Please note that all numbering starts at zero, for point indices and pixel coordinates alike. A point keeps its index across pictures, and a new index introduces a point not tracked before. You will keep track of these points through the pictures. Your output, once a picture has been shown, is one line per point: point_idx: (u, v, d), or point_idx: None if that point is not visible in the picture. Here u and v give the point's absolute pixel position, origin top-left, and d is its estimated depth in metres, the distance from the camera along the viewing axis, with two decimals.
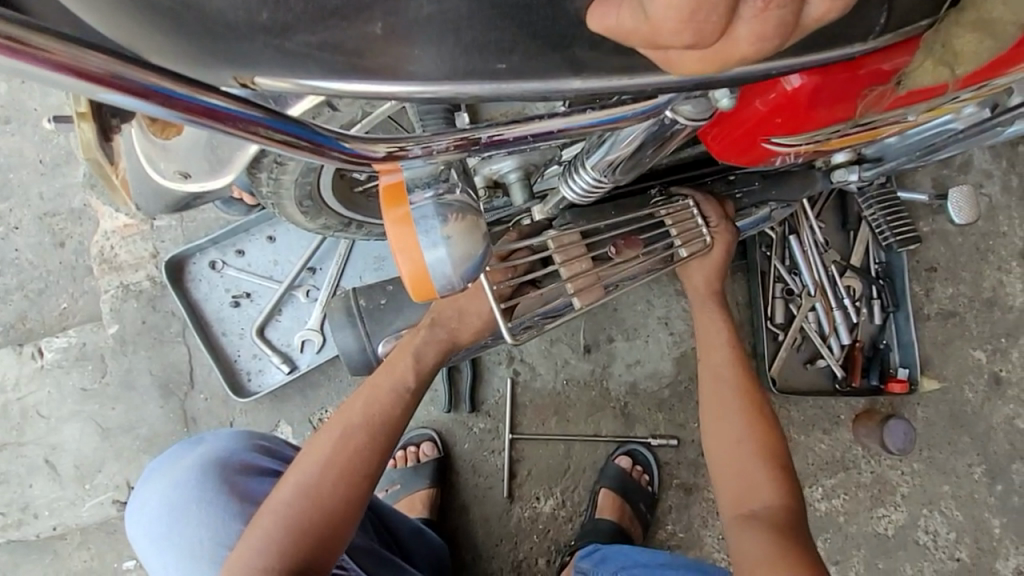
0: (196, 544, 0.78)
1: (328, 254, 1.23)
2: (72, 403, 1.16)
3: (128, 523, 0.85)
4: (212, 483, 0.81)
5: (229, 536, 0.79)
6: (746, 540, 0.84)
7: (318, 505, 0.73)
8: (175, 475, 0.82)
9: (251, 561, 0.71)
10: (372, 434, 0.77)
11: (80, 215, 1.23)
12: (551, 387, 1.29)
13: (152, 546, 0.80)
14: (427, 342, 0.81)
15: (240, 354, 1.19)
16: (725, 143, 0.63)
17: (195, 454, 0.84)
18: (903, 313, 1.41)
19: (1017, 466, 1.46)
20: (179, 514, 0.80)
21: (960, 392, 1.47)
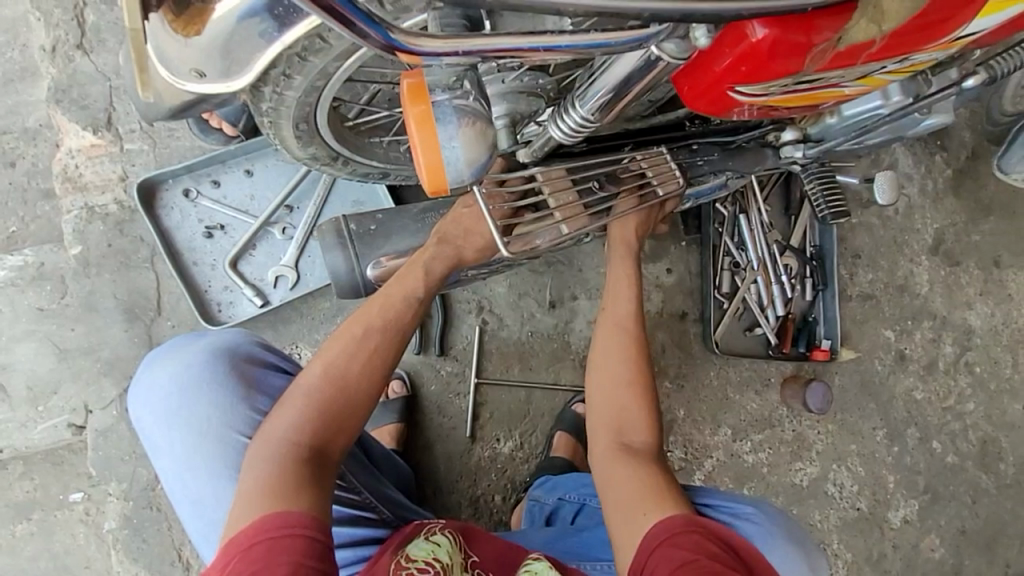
0: (205, 424, 0.82)
1: (307, 192, 1.24)
2: (27, 322, 1.12)
3: (130, 401, 0.87)
4: (224, 369, 0.84)
5: (238, 420, 0.83)
6: (616, 474, 0.91)
7: (338, 392, 0.81)
8: (185, 357, 0.85)
9: (272, 439, 0.77)
10: (388, 337, 0.85)
11: (37, 134, 1.18)
12: (516, 337, 1.36)
13: (159, 422, 0.83)
14: (438, 257, 0.89)
15: (211, 284, 1.19)
16: (696, 92, 0.66)
17: (208, 341, 0.86)
18: (830, 291, 1.59)
19: (912, 431, 1.68)
20: (189, 394, 0.83)
21: (871, 364, 1.68)
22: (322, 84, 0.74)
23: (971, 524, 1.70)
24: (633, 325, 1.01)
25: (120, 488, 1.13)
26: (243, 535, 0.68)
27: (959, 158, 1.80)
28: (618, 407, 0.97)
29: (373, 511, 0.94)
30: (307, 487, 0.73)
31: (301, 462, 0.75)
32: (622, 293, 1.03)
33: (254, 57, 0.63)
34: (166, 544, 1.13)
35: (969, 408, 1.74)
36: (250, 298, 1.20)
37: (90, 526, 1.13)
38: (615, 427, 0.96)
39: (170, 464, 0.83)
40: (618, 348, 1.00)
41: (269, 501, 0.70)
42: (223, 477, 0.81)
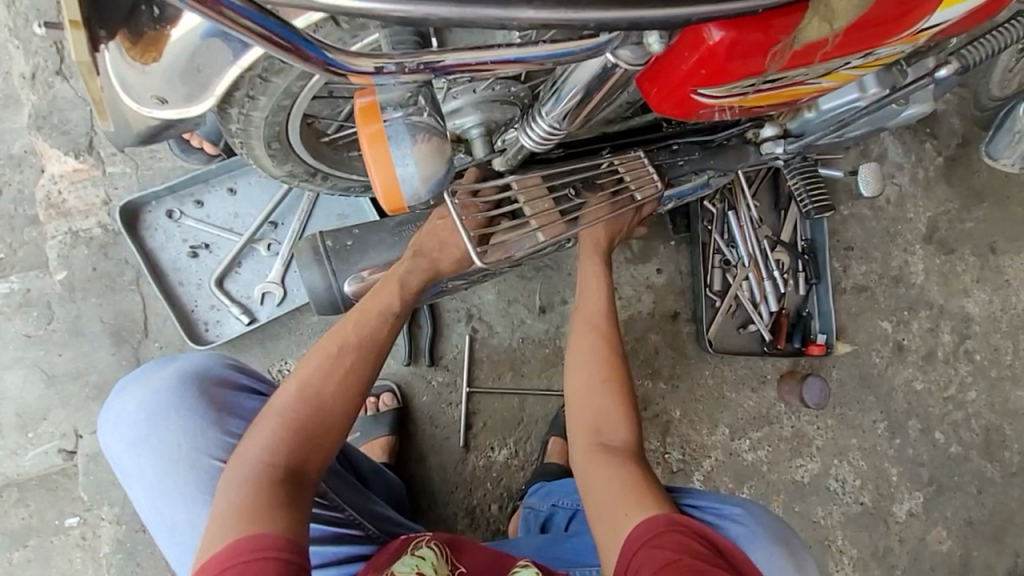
0: (176, 450, 0.80)
1: (291, 208, 1.25)
2: (14, 350, 1.12)
3: (101, 430, 0.85)
4: (194, 392, 0.82)
5: (212, 446, 0.81)
6: (596, 475, 0.90)
7: (313, 410, 0.80)
8: (154, 383, 0.83)
9: (247, 460, 0.76)
10: (363, 353, 0.84)
11: (20, 162, 1.18)
12: (507, 344, 1.36)
13: (130, 450, 0.81)
14: (411, 269, 0.89)
15: (197, 304, 1.19)
16: (661, 96, 0.66)
17: (176, 365, 0.84)
18: (823, 285, 1.57)
19: (913, 422, 1.67)
20: (159, 419, 0.81)
21: (869, 356, 1.66)
22: (289, 103, 0.74)
23: (978, 514, 1.67)
24: (603, 320, 1.00)
25: (113, 512, 1.12)
26: (217, 560, 0.67)
27: (949, 145, 1.79)
28: (596, 405, 0.96)
29: (358, 527, 0.92)
30: (282, 508, 0.72)
31: (276, 483, 0.74)
32: (593, 290, 1.02)
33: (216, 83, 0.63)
34: (160, 566, 1.12)
35: (970, 397, 1.72)
36: (237, 317, 1.20)
37: (90, 552, 1.12)
38: (592, 428, 0.95)
39: (143, 492, 0.81)
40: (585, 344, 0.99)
41: (243, 525, 0.70)
42: (197, 504, 0.79)
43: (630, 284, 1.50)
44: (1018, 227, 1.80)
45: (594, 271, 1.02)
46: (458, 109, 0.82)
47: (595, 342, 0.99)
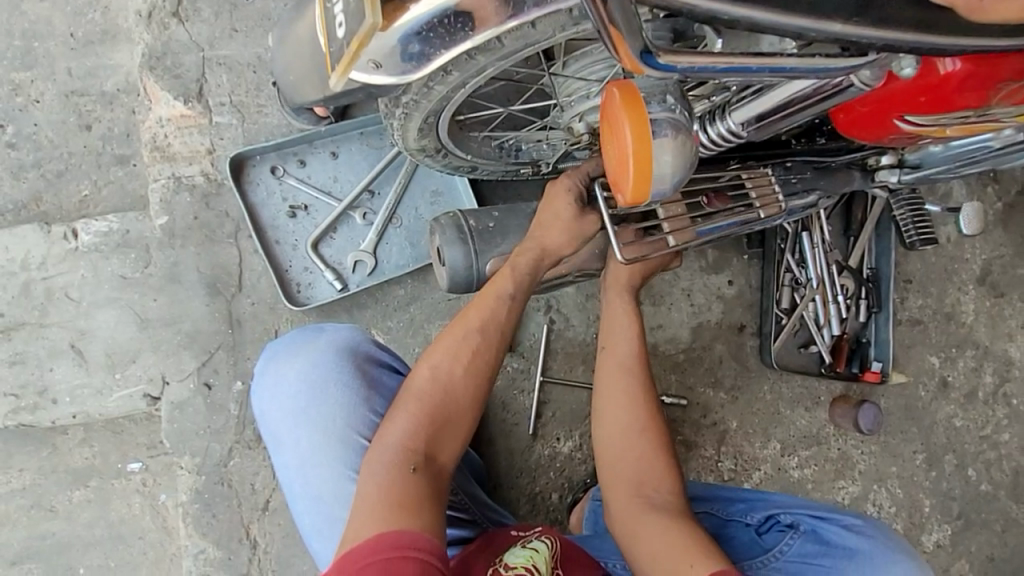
0: (331, 423, 0.88)
1: (391, 179, 1.23)
2: (109, 289, 1.13)
3: (254, 395, 0.92)
4: (348, 369, 0.90)
5: (360, 423, 0.89)
6: (643, 529, 0.88)
7: (447, 398, 0.82)
8: (313, 356, 0.90)
9: (390, 442, 0.79)
10: (488, 342, 0.85)
11: (112, 99, 1.18)
12: (582, 337, 1.37)
13: (286, 417, 0.89)
14: (521, 253, 0.88)
15: (292, 264, 1.18)
16: (863, 115, 0.75)
17: (332, 343, 0.91)
18: (884, 314, 1.59)
19: (949, 457, 1.71)
20: (317, 392, 0.89)
21: (916, 389, 1.70)
22: (473, 80, 0.78)
23: (1000, 552, 1.72)
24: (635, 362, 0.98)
25: (193, 462, 1.14)
26: (361, 549, 0.69)
27: (1011, 191, 1.81)
28: (636, 460, 0.96)
29: (465, 512, 0.98)
30: (420, 499, 0.74)
31: (412, 471, 0.77)
32: (622, 332, 1.00)
33: (433, 56, 0.66)
34: (234, 520, 1.14)
35: (1005, 438, 1.76)
36: (330, 282, 1.19)
37: (145, 497, 1.15)
38: (636, 482, 0.94)
39: (294, 459, 0.88)
40: (621, 391, 0.98)
41: (390, 515, 0.72)
42: (344, 474, 0.87)
43: (702, 294, 1.53)
44: None
45: (624, 310, 1.00)
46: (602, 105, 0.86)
47: (627, 389, 0.98)
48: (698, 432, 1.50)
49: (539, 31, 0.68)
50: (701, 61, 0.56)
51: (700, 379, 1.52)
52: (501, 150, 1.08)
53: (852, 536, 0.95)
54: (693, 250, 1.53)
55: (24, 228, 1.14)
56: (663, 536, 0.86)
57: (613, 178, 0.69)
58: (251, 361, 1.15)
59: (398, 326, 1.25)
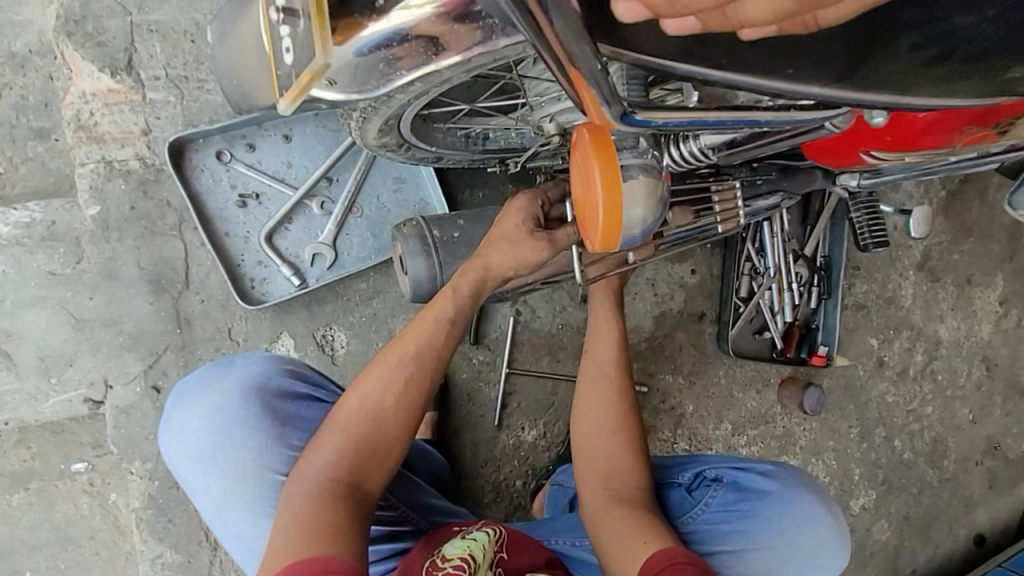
0: (242, 468, 0.82)
1: (350, 165, 1.15)
2: (37, 287, 1.03)
3: (163, 439, 0.86)
4: (256, 409, 0.83)
5: (277, 462, 0.83)
6: (609, 523, 0.89)
7: (376, 429, 0.76)
8: (214, 399, 0.83)
9: (312, 475, 0.73)
10: (421, 366, 0.79)
11: (23, 65, 1.04)
12: (547, 329, 1.37)
13: (195, 465, 0.83)
14: (463, 272, 0.80)
15: (244, 258, 1.10)
16: (830, 148, 0.81)
17: (233, 382, 0.84)
18: (832, 301, 1.66)
19: (879, 430, 1.85)
20: (223, 438, 0.82)
21: (856, 369, 1.81)
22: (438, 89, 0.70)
23: (915, 511, 1.92)
24: (617, 367, 0.98)
25: (145, 467, 1.09)
26: None
27: (953, 180, 1.90)
28: (610, 454, 0.97)
29: (411, 524, 0.94)
30: (345, 531, 0.69)
31: (338, 502, 0.71)
32: (604, 332, 0.98)
33: (396, 77, 0.61)
34: (194, 523, 1.11)
35: (927, 411, 1.91)
36: (286, 277, 1.12)
37: (93, 498, 1.10)
38: (607, 473, 0.96)
39: (209, 505, 0.83)
40: (606, 392, 0.98)
41: (302, 555, 0.65)
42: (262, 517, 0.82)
43: (666, 283, 1.56)
44: (994, 262, 1.97)
45: (607, 313, 0.98)
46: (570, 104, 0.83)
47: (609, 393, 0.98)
48: (656, 417, 1.56)
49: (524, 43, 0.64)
50: (672, 118, 0.60)
51: (659, 365, 1.57)
52: (466, 138, 1.01)
53: (767, 480, 0.99)
54: None
55: None
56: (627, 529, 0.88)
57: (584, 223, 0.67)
58: (204, 362, 1.09)
59: (360, 321, 1.21)
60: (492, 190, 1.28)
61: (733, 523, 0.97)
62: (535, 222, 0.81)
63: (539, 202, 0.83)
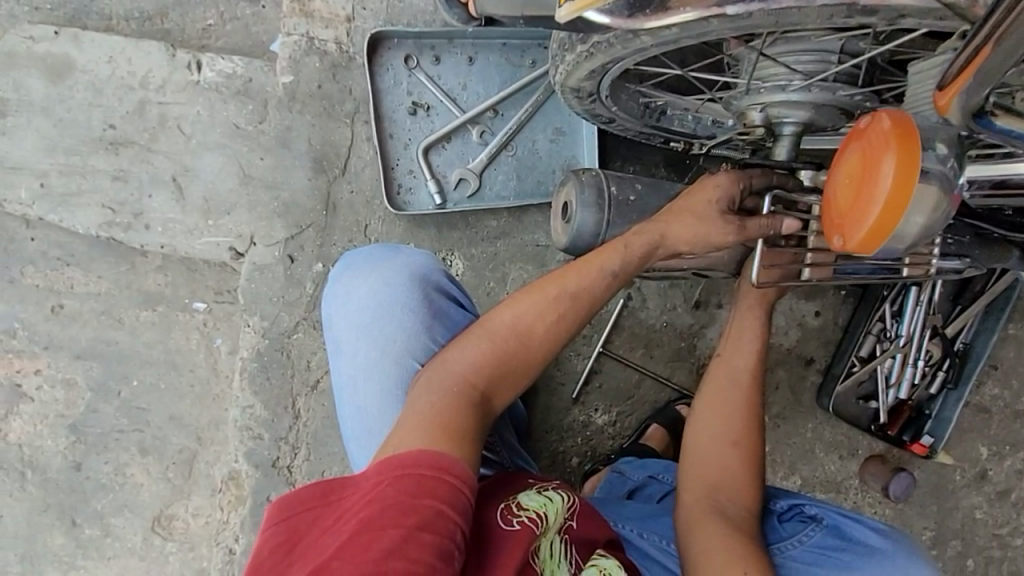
0: (389, 345, 0.85)
1: (519, 104, 1.15)
2: (221, 134, 1.11)
3: (325, 300, 0.92)
4: (418, 295, 0.87)
5: (418, 350, 0.85)
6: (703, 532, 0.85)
7: (519, 348, 0.76)
8: (387, 275, 0.88)
9: (451, 370, 0.74)
10: (576, 307, 0.77)
11: None
12: (651, 322, 1.34)
13: (350, 329, 0.88)
14: (639, 233, 0.79)
15: (399, 164, 1.13)
16: None
17: (408, 266, 0.89)
18: (956, 392, 1.51)
19: (954, 542, 1.64)
20: (384, 313, 0.86)
21: (951, 472, 1.63)
22: (688, 40, 0.68)
23: None
24: (747, 381, 0.94)
25: (260, 324, 1.17)
26: (395, 457, 0.63)
27: None
28: (719, 467, 0.92)
29: (494, 453, 0.97)
30: (470, 430, 0.69)
31: (469, 403, 0.72)
32: (743, 342, 0.94)
33: (677, 10, 0.60)
34: (284, 389, 1.19)
35: (1017, 543, 1.65)
36: (430, 193, 1.14)
37: (202, 337, 1.23)
38: (710, 484, 0.92)
39: (347, 369, 0.88)
40: (728, 401, 0.94)
41: (433, 437, 0.65)
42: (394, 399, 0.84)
43: (784, 317, 1.50)
44: None
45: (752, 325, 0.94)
46: (791, 96, 0.78)
47: (731, 404, 0.95)
48: None
49: (802, 13, 0.59)
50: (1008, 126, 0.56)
51: None
52: (645, 108, 1.00)
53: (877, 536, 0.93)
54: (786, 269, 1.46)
55: (150, 45, 1.13)
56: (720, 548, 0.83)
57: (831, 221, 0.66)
58: (336, 248, 1.14)
59: (481, 256, 1.22)
60: (644, 168, 1.24)
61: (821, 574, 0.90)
62: (729, 206, 0.79)
63: (741, 185, 0.79)
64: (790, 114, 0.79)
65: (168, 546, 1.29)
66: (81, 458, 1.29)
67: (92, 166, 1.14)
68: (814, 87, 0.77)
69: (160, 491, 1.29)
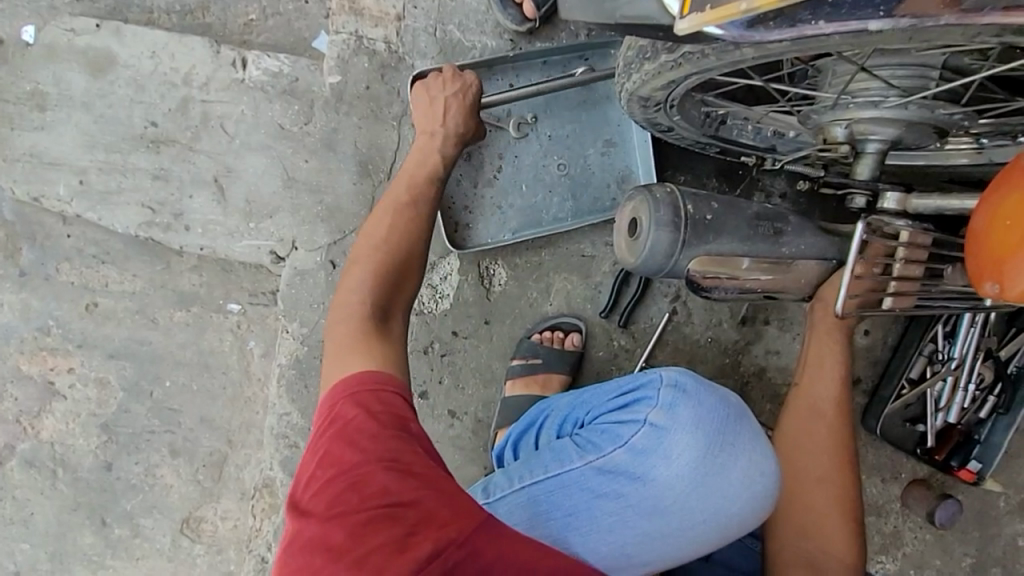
0: (685, 497, 0.72)
1: (579, 121, 1.13)
2: (265, 135, 1.08)
3: (631, 413, 0.77)
4: (721, 449, 0.73)
5: (710, 509, 0.73)
6: None
7: (393, 255, 0.88)
8: (703, 407, 0.74)
9: (351, 298, 0.84)
10: (414, 211, 0.93)
11: None
12: (696, 337, 1.29)
13: (639, 445, 0.74)
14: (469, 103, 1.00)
15: (456, 203, 1.12)
16: None
17: (722, 406, 0.75)
18: (1007, 419, 1.44)
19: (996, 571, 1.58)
20: (702, 464, 0.72)
21: (997, 498, 1.57)
22: (793, 53, 0.63)
23: None
24: (835, 413, 0.83)
25: (299, 331, 1.14)
26: (333, 393, 0.74)
27: None
28: (812, 510, 0.81)
29: None
30: (373, 343, 0.79)
31: (365, 320, 0.82)
32: (827, 373, 0.84)
33: (808, 25, 0.55)
34: (322, 397, 1.16)
35: None
36: (491, 227, 1.14)
37: (236, 339, 1.26)
38: (800, 528, 0.81)
39: (598, 479, 0.74)
40: (817, 436, 0.84)
41: (357, 362, 0.76)
42: (596, 496, 0.73)
43: None
44: None
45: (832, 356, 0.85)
46: (882, 115, 0.74)
47: (820, 442, 0.83)
48: None
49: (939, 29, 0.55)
50: None
51: None
52: (706, 117, 0.96)
53: None
54: None
55: (193, 41, 1.10)
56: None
57: (978, 268, 0.66)
58: None
59: (524, 265, 1.21)
60: (696, 178, 1.19)
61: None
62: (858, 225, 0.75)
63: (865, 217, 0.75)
64: (878, 131, 0.76)
65: (197, 549, 1.29)
66: (112, 458, 1.28)
67: (132, 164, 1.11)
68: (911, 105, 0.73)
69: (191, 494, 1.28)
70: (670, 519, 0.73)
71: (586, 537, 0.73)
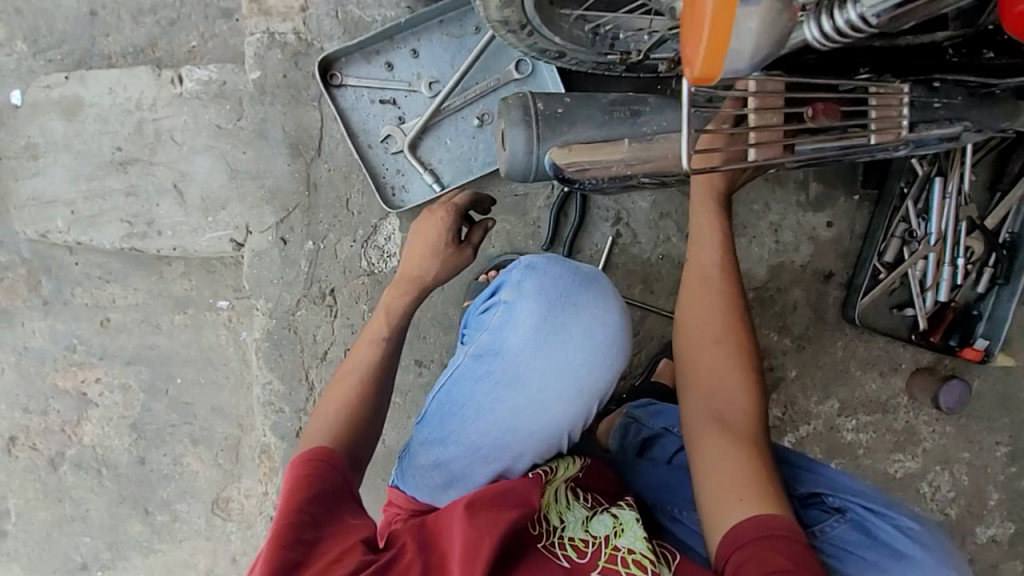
0: (543, 361, 0.84)
1: (489, 67, 1.20)
2: (206, 137, 1.22)
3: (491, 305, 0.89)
4: (563, 312, 0.85)
5: (569, 365, 0.84)
6: (708, 451, 0.78)
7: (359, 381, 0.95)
8: (542, 282, 0.86)
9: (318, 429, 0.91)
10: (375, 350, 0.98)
11: None
12: (645, 256, 1.31)
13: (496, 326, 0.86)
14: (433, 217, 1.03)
15: (386, 168, 1.20)
16: None
17: (560, 279, 0.86)
18: (1010, 288, 1.36)
19: None
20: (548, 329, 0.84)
21: (1021, 377, 1.47)
22: None
23: None
24: (721, 275, 0.85)
25: (266, 306, 1.25)
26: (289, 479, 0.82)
27: None
28: (713, 371, 0.82)
29: None
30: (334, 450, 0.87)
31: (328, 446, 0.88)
32: (709, 238, 0.85)
33: None
34: (297, 362, 1.27)
35: None
36: (426, 183, 1.20)
37: (230, 331, 1.40)
38: (704, 390, 0.82)
39: (473, 363, 0.86)
40: (708, 300, 0.84)
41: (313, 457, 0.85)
42: (475, 379, 0.86)
43: (793, 231, 1.39)
44: None
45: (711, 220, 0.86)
46: None
47: (711, 306, 0.84)
48: None
49: None
50: None
51: (766, 321, 1.40)
52: (596, 35, 0.99)
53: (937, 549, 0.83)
54: (794, 183, 1.38)
55: (140, 71, 1.26)
56: (726, 463, 0.76)
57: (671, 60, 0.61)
58: (323, 225, 1.23)
59: None
60: None
61: (848, 567, 0.78)
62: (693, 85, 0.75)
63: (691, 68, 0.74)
64: None
65: (228, 525, 1.43)
66: (144, 452, 1.44)
67: (108, 187, 1.27)
68: None
69: (213, 474, 1.43)
70: (535, 376, 0.84)
71: (477, 412, 0.85)
